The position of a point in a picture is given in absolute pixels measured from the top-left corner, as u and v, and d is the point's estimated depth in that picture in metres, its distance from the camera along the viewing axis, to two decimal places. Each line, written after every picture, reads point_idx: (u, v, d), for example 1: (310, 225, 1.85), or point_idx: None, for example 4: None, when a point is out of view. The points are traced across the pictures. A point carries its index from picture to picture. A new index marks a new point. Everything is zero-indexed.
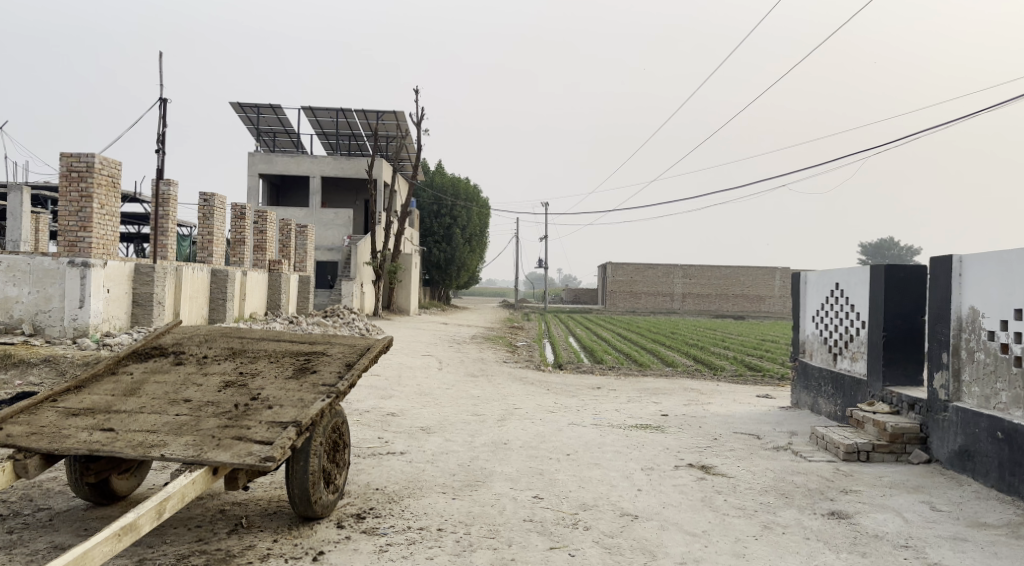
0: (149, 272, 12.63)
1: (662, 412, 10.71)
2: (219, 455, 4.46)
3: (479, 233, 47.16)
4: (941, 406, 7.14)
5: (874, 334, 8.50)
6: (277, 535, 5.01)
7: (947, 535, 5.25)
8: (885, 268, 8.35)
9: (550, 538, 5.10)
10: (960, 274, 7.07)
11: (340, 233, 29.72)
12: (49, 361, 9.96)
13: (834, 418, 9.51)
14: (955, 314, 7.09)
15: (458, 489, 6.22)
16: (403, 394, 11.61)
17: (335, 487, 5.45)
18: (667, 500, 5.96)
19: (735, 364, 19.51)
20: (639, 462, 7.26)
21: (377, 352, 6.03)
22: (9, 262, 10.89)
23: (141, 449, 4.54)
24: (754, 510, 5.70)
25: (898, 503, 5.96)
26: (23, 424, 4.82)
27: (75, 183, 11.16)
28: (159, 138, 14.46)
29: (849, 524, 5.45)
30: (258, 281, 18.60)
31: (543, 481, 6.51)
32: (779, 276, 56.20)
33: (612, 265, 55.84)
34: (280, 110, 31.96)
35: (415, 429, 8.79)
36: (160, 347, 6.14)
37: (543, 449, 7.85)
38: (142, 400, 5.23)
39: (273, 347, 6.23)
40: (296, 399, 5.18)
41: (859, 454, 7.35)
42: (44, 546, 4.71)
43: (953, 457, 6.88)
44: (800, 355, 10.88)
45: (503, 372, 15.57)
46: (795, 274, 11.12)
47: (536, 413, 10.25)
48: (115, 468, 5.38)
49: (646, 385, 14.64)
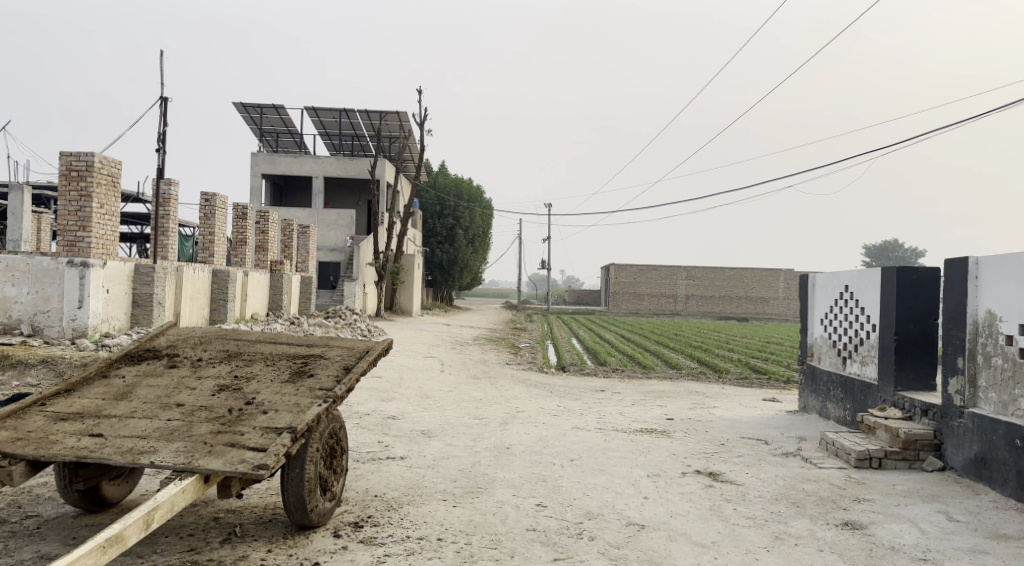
0: (148, 272, 12.48)
1: (667, 416, 10.54)
2: (211, 462, 4.29)
3: (482, 233, 46.92)
4: (957, 411, 6.94)
5: (885, 337, 8.31)
6: (271, 545, 4.84)
7: (966, 548, 5.05)
8: (897, 270, 8.16)
9: (553, 549, 4.93)
10: (976, 277, 6.88)
11: (343, 234, 29.53)
12: (47, 363, 9.83)
13: (843, 423, 9.33)
14: (971, 318, 6.90)
15: (459, 496, 6.04)
16: (405, 396, 11.43)
17: (332, 494, 5.27)
18: (675, 509, 5.78)
19: (740, 367, 19.36)
20: (646, 468, 7.07)
21: (376, 356, 5.85)
22: (9, 261, 10.75)
23: (130, 455, 4.37)
24: (765, 520, 5.52)
25: (914, 512, 5.78)
26: (9, 430, 4.66)
27: (74, 183, 11.02)
28: (159, 138, 14.32)
29: (864, 535, 5.26)
30: (260, 281, 18.46)
31: (546, 489, 6.32)
32: (784, 278, 55.99)
33: (615, 265, 55.66)
34: (283, 110, 31.83)
35: (416, 433, 8.61)
36: (154, 349, 5.97)
37: (546, 454, 7.67)
38: (133, 404, 5.07)
39: (270, 350, 6.07)
40: (292, 404, 5.02)
41: (871, 461, 7.16)
42: (31, 555, 4.55)
43: (969, 465, 6.68)
44: (808, 358, 10.69)
45: (506, 374, 15.38)
46: (803, 275, 10.91)
47: (539, 417, 10.06)
48: (105, 475, 5.22)
49: (651, 387, 14.43)
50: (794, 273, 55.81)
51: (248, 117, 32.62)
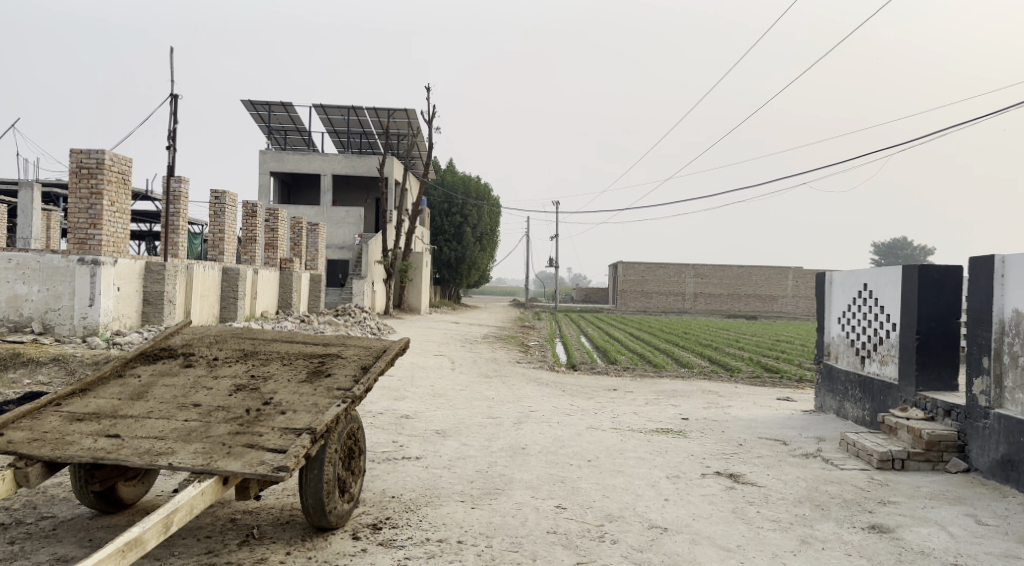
0: (159, 270, 12.45)
1: (682, 416, 10.42)
2: (229, 463, 4.22)
3: (490, 231, 46.78)
4: (982, 412, 6.83)
5: (906, 336, 8.19)
6: (290, 547, 4.78)
7: (998, 552, 4.95)
8: (919, 268, 8.02)
9: (575, 552, 4.84)
10: (1002, 275, 6.76)
11: (352, 232, 29.48)
12: (59, 361, 9.79)
13: (862, 423, 9.21)
14: (997, 317, 6.78)
15: (477, 497, 5.97)
16: (416, 395, 11.35)
17: (350, 495, 5.21)
18: (697, 512, 5.68)
19: (751, 365, 19.22)
20: (665, 469, 6.98)
21: (394, 354, 5.77)
22: (21, 259, 10.81)
23: (148, 456, 4.31)
24: (789, 523, 5.42)
25: (941, 515, 5.67)
26: (25, 430, 4.60)
27: (86, 180, 10.97)
28: (169, 134, 14.29)
29: (891, 538, 5.16)
30: (269, 279, 18.43)
31: (565, 490, 6.24)
32: (792, 276, 55.72)
33: (623, 264, 55.51)
34: (291, 107, 31.80)
35: (430, 433, 8.54)
36: (169, 348, 5.91)
37: (562, 454, 7.58)
38: (149, 404, 5.00)
39: (286, 349, 5.99)
40: (310, 404, 4.95)
41: (893, 462, 7.04)
42: (47, 557, 4.49)
43: (994, 467, 6.57)
44: (825, 357, 10.57)
45: (517, 373, 15.28)
46: (819, 273, 10.78)
47: (553, 416, 9.98)
48: (121, 475, 5.17)
49: (663, 386, 14.29)
50: (803, 272, 55.53)
51: (256, 114, 32.60)
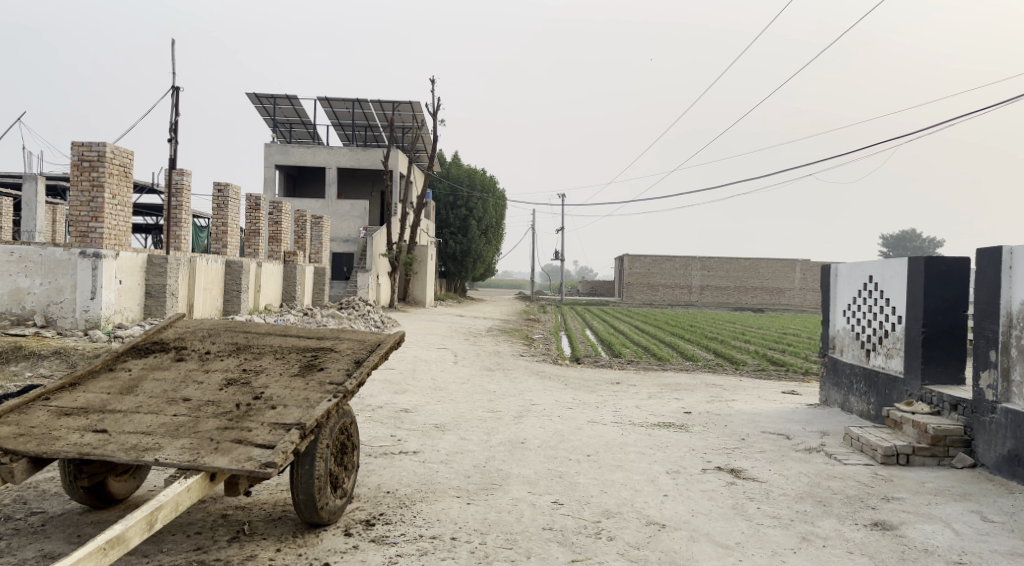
0: (161, 263, 12.37)
1: (684, 409, 10.30)
2: (216, 459, 4.14)
3: (495, 223, 46.66)
4: (989, 407, 6.70)
5: (912, 329, 8.06)
6: (280, 544, 4.70)
7: (1003, 550, 4.82)
8: (925, 260, 7.87)
9: (571, 549, 4.75)
10: (1010, 267, 6.61)
11: (357, 225, 29.38)
12: (60, 354, 9.76)
13: (867, 417, 9.08)
14: (1004, 309, 6.64)
15: (473, 492, 5.89)
16: (417, 388, 11.28)
17: (342, 491, 5.12)
18: (696, 508, 5.58)
19: (757, 358, 19.06)
20: (665, 464, 6.89)
21: (388, 348, 5.68)
22: (21, 253, 10.72)
23: (134, 452, 4.24)
24: (791, 520, 5.31)
25: (945, 512, 5.56)
26: (12, 424, 4.54)
27: (86, 173, 10.93)
28: (171, 127, 14.23)
29: (894, 536, 5.05)
30: (273, 271, 18.38)
31: (563, 485, 6.16)
32: (800, 268, 55.34)
33: (628, 256, 55.43)
34: (296, 100, 31.77)
35: (429, 427, 8.47)
36: (161, 342, 5.83)
37: (562, 449, 7.48)
38: (139, 398, 4.93)
39: (279, 342, 5.91)
40: (301, 399, 4.86)
41: (898, 457, 6.93)
42: (34, 554, 4.43)
43: (1001, 463, 6.44)
44: (830, 350, 10.43)
45: (519, 366, 15.20)
46: (824, 265, 10.61)
47: (555, 410, 9.90)
48: (111, 471, 5.10)
49: (667, 380, 14.15)
50: (810, 264, 55.20)
51: (261, 108, 32.60)
